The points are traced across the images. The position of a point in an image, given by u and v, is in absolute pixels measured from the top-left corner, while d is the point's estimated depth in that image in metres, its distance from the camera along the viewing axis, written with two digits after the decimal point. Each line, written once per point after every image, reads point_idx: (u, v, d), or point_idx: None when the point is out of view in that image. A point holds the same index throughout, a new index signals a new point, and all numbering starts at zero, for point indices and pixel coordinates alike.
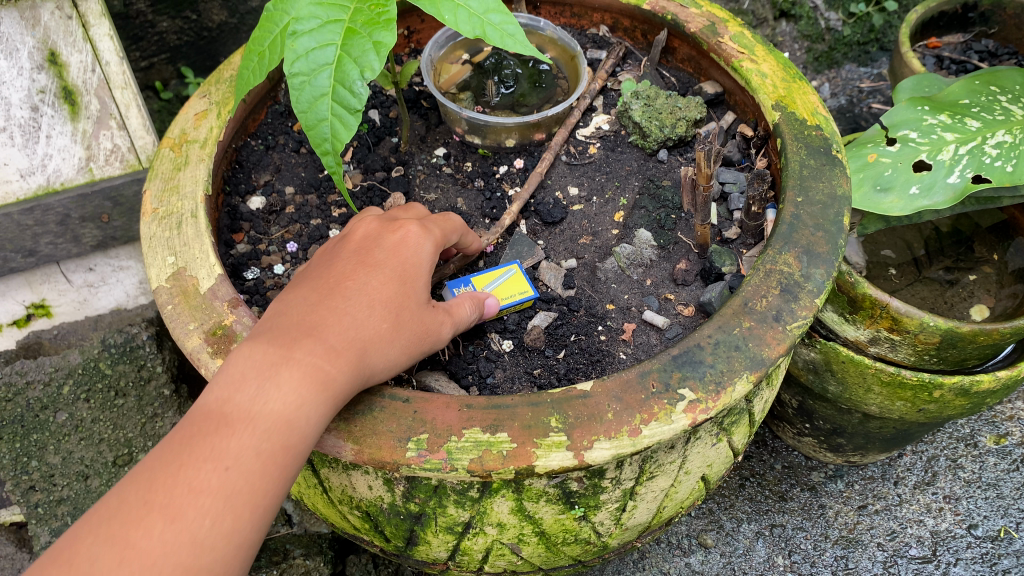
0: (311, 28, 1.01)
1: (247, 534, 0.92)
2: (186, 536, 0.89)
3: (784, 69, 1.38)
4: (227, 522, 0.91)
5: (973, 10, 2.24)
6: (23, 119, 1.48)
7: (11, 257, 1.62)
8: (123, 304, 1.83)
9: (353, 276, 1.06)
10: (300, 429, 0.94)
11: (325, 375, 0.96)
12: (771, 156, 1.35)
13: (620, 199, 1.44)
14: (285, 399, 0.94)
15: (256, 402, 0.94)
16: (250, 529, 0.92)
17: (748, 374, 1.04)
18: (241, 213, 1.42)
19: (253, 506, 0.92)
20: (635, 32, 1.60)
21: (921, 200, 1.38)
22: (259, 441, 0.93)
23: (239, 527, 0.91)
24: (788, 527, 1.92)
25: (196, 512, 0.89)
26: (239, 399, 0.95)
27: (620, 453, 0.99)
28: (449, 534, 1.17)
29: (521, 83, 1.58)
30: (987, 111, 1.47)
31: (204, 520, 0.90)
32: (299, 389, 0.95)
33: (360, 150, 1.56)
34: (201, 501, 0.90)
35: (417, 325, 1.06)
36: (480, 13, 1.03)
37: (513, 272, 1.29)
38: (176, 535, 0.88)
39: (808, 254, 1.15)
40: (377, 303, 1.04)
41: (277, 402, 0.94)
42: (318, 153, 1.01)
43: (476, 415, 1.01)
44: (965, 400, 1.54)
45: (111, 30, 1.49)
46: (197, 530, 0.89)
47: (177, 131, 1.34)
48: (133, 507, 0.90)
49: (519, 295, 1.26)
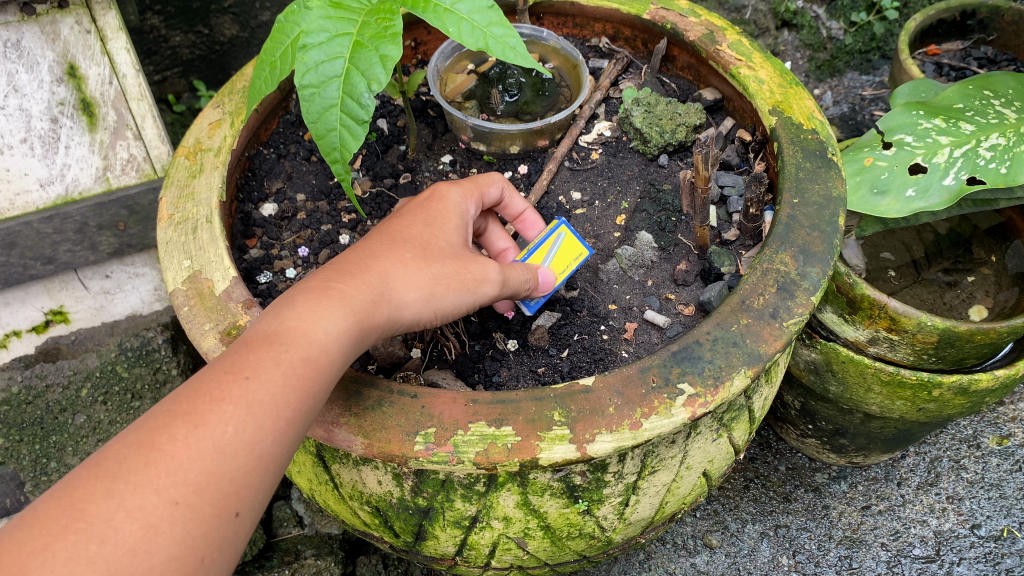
0: (321, 41, 1.06)
1: (268, 451, 0.88)
2: (209, 437, 0.85)
3: (781, 75, 1.42)
4: (251, 431, 0.87)
5: (972, 17, 2.27)
6: (43, 131, 1.52)
7: (30, 265, 1.67)
8: (138, 310, 1.89)
9: (391, 235, 1.09)
10: (333, 351, 0.94)
11: (359, 305, 0.97)
12: (769, 160, 1.38)
13: (622, 203, 1.48)
14: (321, 319, 0.94)
15: (294, 318, 0.94)
16: (270, 447, 0.89)
17: (745, 369, 1.07)
18: (254, 219, 1.46)
19: (276, 425, 0.89)
20: (636, 41, 1.64)
21: (919, 202, 1.41)
22: (290, 356, 0.91)
23: (261, 441, 0.88)
24: (792, 528, 1.95)
25: (221, 415, 0.86)
26: (275, 321, 0.95)
27: (621, 446, 1.02)
28: (457, 529, 1.20)
29: (524, 91, 1.63)
30: (981, 114, 1.50)
31: (229, 425, 0.86)
32: (338, 312, 0.96)
33: (369, 158, 1.61)
34: (228, 407, 0.87)
35: (461, 279, 1.09)
36: (483, 26, 1.07)
37: (563, 236, 1.28)
38: (202, 434, 0.85)
39: (804, 253, 1.18)
40: (402, 258, 1.06)
41: (312, 322, 0.94)
42: (326, 162, 1.05)
43: (482, 409, 1.05)
44: (965, 399, 1.56)
45: (127, 44, 1.51)
46: (220, 434, 0.85)
47: (192, 140, 1.38)
48: (151, 422, 0.86)
49: (576, 260, 1.29)
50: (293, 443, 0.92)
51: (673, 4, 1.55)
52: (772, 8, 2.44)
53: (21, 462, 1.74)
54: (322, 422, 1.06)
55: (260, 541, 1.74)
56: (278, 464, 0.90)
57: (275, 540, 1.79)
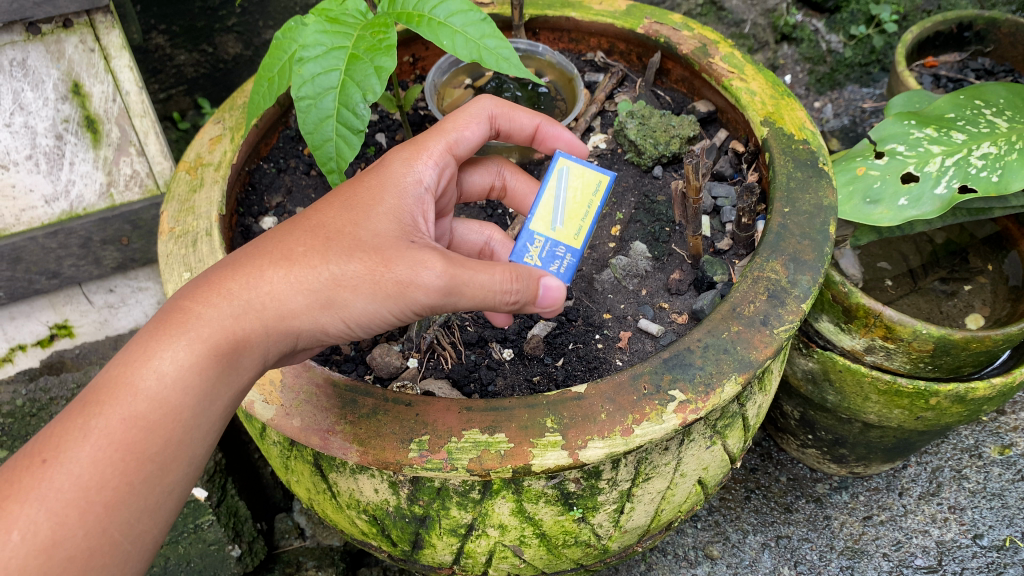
0: (317, 55, 1.09)
1: (79, 545, 0.85)
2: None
3: (772, 86, 1.44)
4: (50, 528, 0.84)
5: (969, 29, 2.26)
6: (48, 147, 1.55)
7: (36, 279, 1.69)
8: (141, 323, 1.91)
9: (298, 231, 0.99)
10: (161, 411, 0.88)
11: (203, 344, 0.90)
12: (761, 170, 1.40)
13: (617, 214, 1.49)
14: (151, 369, 0.89)
15: (116, 369, 0.89)
16: (84, 538, 0.85)
17: (736, 375, 1.08)
18: (254, 232, 1.48)
19: (85, 516, 0.85)
20: (631, 55, 1.67)
21: (910, 211, 1.42)
22: (102, 425, 0.86)
23: (66, 538, 0.84)
24: (794, 538, 1.94)
25: (10, 521, 0.83)
26: (103, 378, 0.89)
27: (613, 452, 1.03)
28: (453, 537, 1.21)
29: (519, 105, 1.65)
30: (972, 124, 1.52)
31: (19, 529, 0.83)
32: (174, 363, 0.89)
33: (368, 171, 1.63)
34: (20, 506, 0.83)
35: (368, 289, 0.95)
36: (477, 38, 1.09)
37: (566, 169, 1.19)
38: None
39: (794, 261, 1.19)
40: (287, 284, 0.95)
41: (136, 380, 0.88)
42: (324, 171, 1.07)
43: (476, 417, 1.06)
44: (962, 407, 1.57)
45: (130, 62, 1.54)
46: (8, 542, 0.83)
47: (193, 155, 1.41)
48: None
49: (597, 184, 1.18)
50: (123, 522, 0.88)
51: (666, 18, 1.58)
52: (770, 23, 2.46)
53: None
54: (318, 430, 1.08)
55: (261, 552, 1.74)
56: (109, 547, 0.87)
57: (278, 552, 1.79)
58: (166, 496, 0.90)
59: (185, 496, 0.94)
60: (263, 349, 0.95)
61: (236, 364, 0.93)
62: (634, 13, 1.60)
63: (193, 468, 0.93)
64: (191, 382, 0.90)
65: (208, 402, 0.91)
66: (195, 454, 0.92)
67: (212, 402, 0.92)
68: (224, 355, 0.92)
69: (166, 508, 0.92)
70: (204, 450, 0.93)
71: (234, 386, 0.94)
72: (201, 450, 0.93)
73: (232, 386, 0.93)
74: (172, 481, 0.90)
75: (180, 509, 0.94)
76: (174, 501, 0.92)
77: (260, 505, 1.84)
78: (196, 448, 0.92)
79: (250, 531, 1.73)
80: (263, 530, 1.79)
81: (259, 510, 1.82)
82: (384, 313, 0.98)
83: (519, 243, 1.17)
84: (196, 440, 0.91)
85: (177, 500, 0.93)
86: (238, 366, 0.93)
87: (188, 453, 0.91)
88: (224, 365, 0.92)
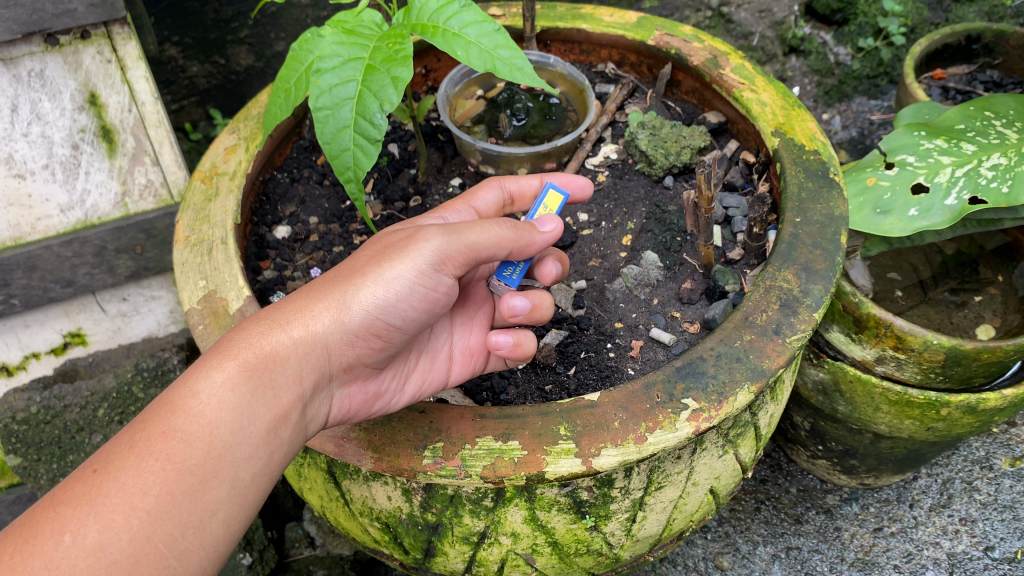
0: (334, 66, 1.10)
1: (124, 550, 0.87)
2: (45, 552, 0.85)
3: (783, 98, 1.45)
4: (95, 533, 0.86)
5: (977, 41, 2.28)
6: (64, 157, 1.57)
7: (51, 288, 1.71)
8: (153, 332, 1.94)
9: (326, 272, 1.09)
10: (201, 421, 0.93)
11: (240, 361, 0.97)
12: (773, 181, 1.41)
13: (628, 223, 1.50)
14: (191, 388, 0.95)
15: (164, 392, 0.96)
16: (128, 544, 0.87)
17: (748, 384, 1.09)
18: (267, 241, 1.49)
19: (130, 520, 0.87)
20: (641, 66, 1.68)
21: (920, 221, 1.42)
22: (147, 438, 0.92)
23: (111, 542, 0.86)
24: (804, 550, 1.93)
25: (58, 527, 0.87)
26: (151, 404, 0.96)
27: (626, 460, 1.04)
28: (466, 545, 1.21)
29: (531, 115, 1.65)
30: (982, 135, 1.52)
31: (67, 534, 0.86)
32: (213, 379, 0.96)
33: (380, 181, 1.64)
34: (69, 513, 0.87)
35: (381, 274, 1.02)
36: (491, 48, 1.10)
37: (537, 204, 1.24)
38: (40, 548, 0.85)
39: (806, 270, 1.20)
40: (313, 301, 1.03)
41: (181, 395, 0.95)
42: (340, 180, 1.08)
43: (489, 424, 1.07)
44: (974, 417, 1.56)
45: (146, 73, 1.55)
46: (57, 546, 0.86)
47: (208, 164, 1.42)
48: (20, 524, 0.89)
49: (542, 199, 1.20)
50: (167, 532, 0.90)
51: (677, 30, 1.59)
52: (778, 35, 2.47)
53: (38, 482, 1.82)
54: (334, 437, 1.10)
55: (271, 561, 1.75)
56: (153, 558, 0.89)
57: (287, 561, 1.81)
58: (211, 514, 0.93)
59: (231, 522, 0.96)
60: (298, 367, 1.01)
61: (274, 382, 0.99)
62: (645, 25, 1.61)
63: (236, 490, 0.96)
64: (230, 396, 0.96)
65: (248, 417, 0.96)
66: (238, 475, 0.96)
67: (252, 419, 0.97)
68: (260, 372, 0.98)
69: (212, 529, 0.94)
70: (248, 473, 0.97)
71: (274, 405, 0.98)
72: (246, 473, 0.96)
73: (271, 404, 0.98)
74: (213, 497, 0.93)
75: (226, 537, 0.96)
76: (220, 523, 0.94)
77: (270, 513, 1.84)
78: (238, 467, 0.95)
79: (262, 539, 1.73)
80: (274, 539, 1.79)
81: (270, 519, 1.83)
82: (404, 295, 1.02)
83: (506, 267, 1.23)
84: (238, 458, 0.95)
85: (223, 522, 0.95)
86: (277, 384, 0.99)
87: (231, 471, 0.95)
88: (260, 380, 0.98)
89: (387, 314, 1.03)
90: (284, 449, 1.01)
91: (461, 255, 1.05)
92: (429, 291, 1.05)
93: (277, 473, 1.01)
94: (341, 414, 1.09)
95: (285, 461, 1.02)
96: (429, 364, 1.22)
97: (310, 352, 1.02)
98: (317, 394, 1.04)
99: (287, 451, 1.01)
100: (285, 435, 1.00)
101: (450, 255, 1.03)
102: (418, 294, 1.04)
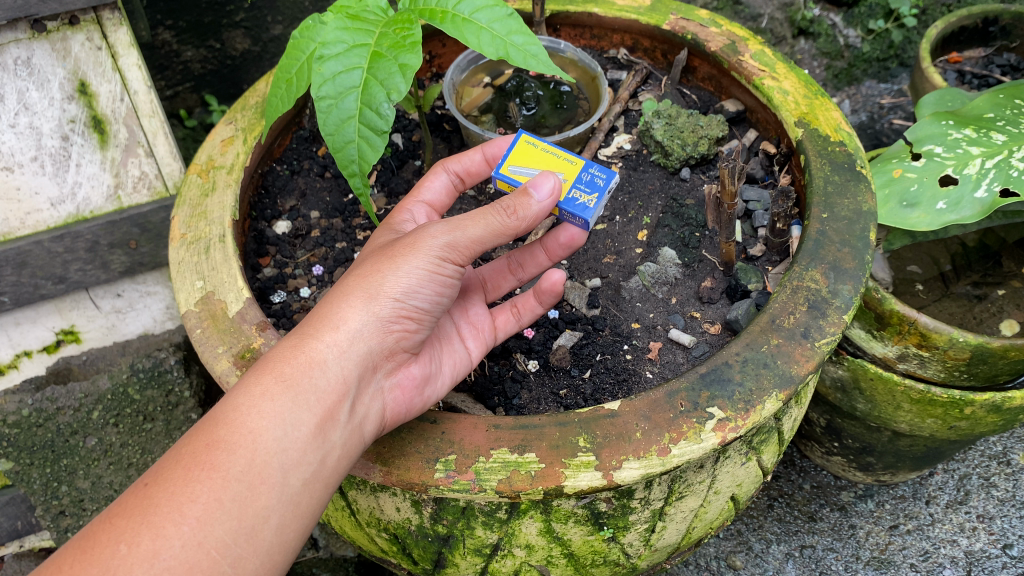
0: (338, 52, 1.03)
1: (177, 556, 0.86)
2: (101, 561, 0.85)
3: (806, 85, 1.38)
4: (148, 541, 0.86)
5: (994, 23, 2.19)
6: (54, 149, 1.50)
7: (42, 284, 1.65)
8: (150, 329, 1.88)
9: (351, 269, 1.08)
10: (244, 430, 0.92)
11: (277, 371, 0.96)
12: (796, 172, 1.35)
13: (644, 218, 1.45)
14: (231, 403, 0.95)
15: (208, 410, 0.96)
16: (181, 550, 0.86)
17: (777, 392, 1.03)
18: (267, 237, 1.44)
19: (180, 527, 0.87)
20: (655, 52, 1.61)
21: (950, 215, 1.37)
22: (191, 450, 0.92)
23: (164, 548, 0.86)
24: (819, 548, 1.87)
25: (114, 537, 0.86)
26: (197, 421, 0.96)
27: (649, 473, 0.98)
28: (477, 556, 1.16)
29: (542, 104, 1.60)
30: (1011, 124, 1.47)
31: (123, 543, 0.86)
32: (251, 391, 0.95)
33: (384, 174, 1.59)
34: (123, 524, 0.87)
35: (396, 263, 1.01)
36: (504, 34, 1.04)
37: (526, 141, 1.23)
38: (96, 558, 0.85)
39: (835, 269, 1.14)
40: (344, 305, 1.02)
41: (223, 409, 0.95)
42: (345, 175, 1.02)
43: (504, 436, 1.02)
44: (998, 416, 1.50)
45: (139, 60, 1.49)
46: (113, 556, 0.85)
47: (204, 157, 1.36)
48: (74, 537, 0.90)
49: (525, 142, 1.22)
50: (219, 539, 0.88)
51: (693, 14, 1.52)
52: (788, 17, 2.39)
53: (32, 487, 1.79)
54: None
55: None
56: (208, 564, 0.88)
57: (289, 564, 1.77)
58: (263, 521, 0.92)
59: (284, 530, 0.94)
60: (336, 365, 0.99)
61: (313, 385, 0.97)
62: (659, 9, 1.54)
63: (287, 497, 0.94)
64: (270, 404, 0.95)
65: (292, 421, 0.95)
66: (287, 482, 0.94)
67: (296, 423, 0.95)
68: (296, 378, 0.97)
69: (265, 536, 0.92)
70: (298, 479, 0.95)
71: (318, 408, 0.96)
72: (296, 480, 0.94)
73: (314, 406, 0.96)
74: (264, 502, 0.92)
75: (280, 546, 0.94)
76: (273, 530, 0.93)
77: None
78: (288, 473, 0.94)
79: None
80: None
81: None
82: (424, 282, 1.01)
83: (570, 205, 1.14)
84: (285, 464, 0.93)
85: (276, 530, 0.93)
86: (319, 388, 0.97)
87: (278, 478, 0.93)
88: (298, 385, 0.96)
89: (413, 300, 1.02)
90: (339, 452, 0.98)
91: (469, 250, 1.03)
92: (446, 277, 1.03)
93: (334, 478, 0.98)
94: (399, 405, 1.06)
95: (342, 466, 0.99)
96: (450, 347, 1.20)
97: (347, 349, 1.00)
98: (364, 386, 1.02)
99: (343, 454, 0.98)
100: (336, 437, 0.97)
101: (459, 247, 1.02)
102: (437, 283, 1.03)
